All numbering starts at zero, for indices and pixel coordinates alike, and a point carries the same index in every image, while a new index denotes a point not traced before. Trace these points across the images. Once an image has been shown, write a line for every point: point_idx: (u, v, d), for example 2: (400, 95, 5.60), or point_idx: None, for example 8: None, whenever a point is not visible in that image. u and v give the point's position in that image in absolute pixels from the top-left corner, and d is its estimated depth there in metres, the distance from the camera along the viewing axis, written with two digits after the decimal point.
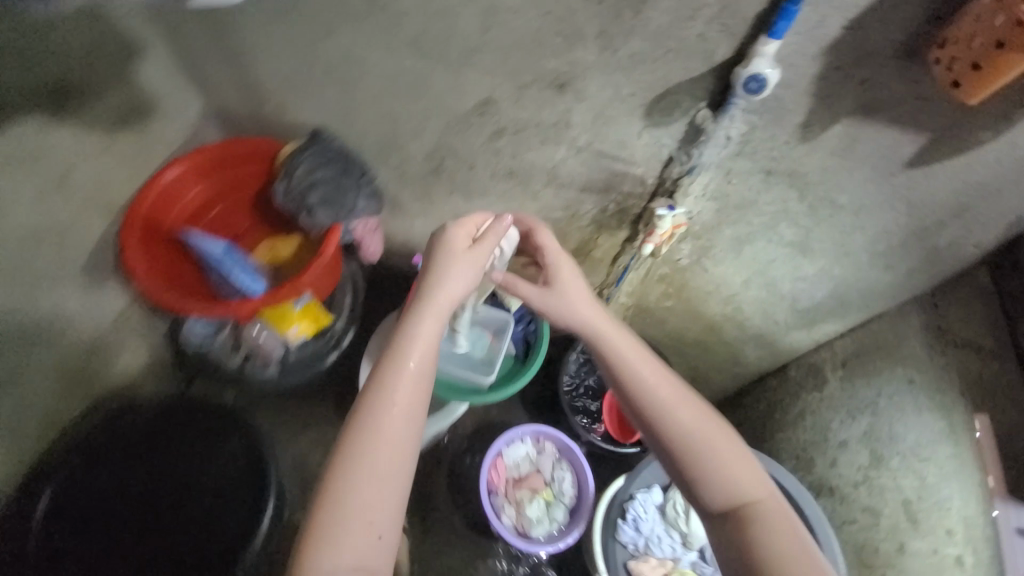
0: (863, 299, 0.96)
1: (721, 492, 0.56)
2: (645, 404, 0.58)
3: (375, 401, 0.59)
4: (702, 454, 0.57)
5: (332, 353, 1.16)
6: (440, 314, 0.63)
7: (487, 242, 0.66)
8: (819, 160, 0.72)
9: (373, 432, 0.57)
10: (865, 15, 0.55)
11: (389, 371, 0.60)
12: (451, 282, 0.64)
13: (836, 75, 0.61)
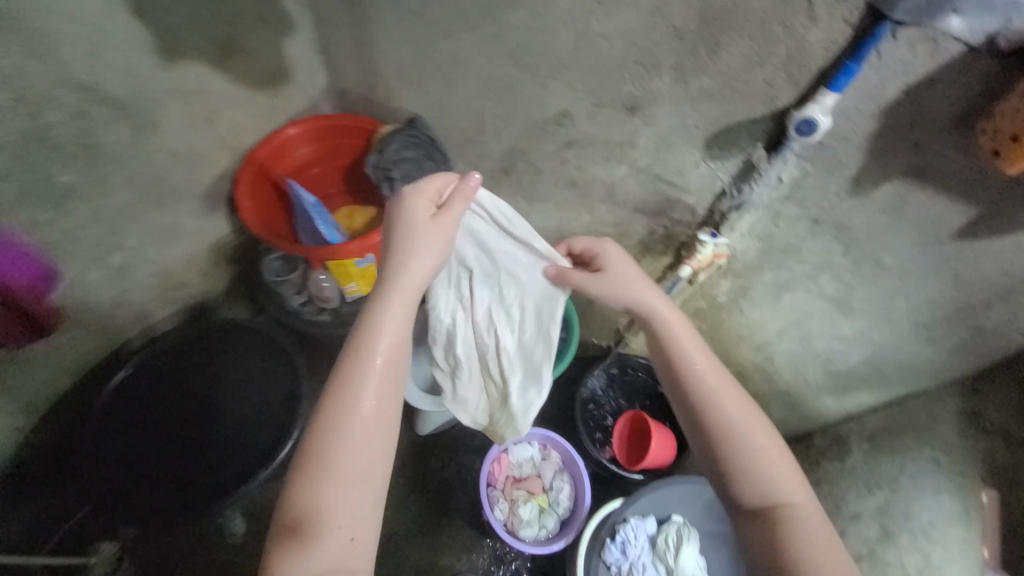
0: (899, 373, 0.94)
1: (761, 484, 0.59)
2: (695, 390, 0.62)
3: (338, 406, 0.63)
4: (747, 444, 0.60)
5: None
6: (405, 301, 0.68)
7: (446, 217, 0.70)
8: (867, 216, 0.75)
9: (342, 440, 0.62)
10: (923, 82, 0.59)
11: (353, 377, 0.64)
12: (418, 264, 0.69)
13: (892, 135, 0.65)
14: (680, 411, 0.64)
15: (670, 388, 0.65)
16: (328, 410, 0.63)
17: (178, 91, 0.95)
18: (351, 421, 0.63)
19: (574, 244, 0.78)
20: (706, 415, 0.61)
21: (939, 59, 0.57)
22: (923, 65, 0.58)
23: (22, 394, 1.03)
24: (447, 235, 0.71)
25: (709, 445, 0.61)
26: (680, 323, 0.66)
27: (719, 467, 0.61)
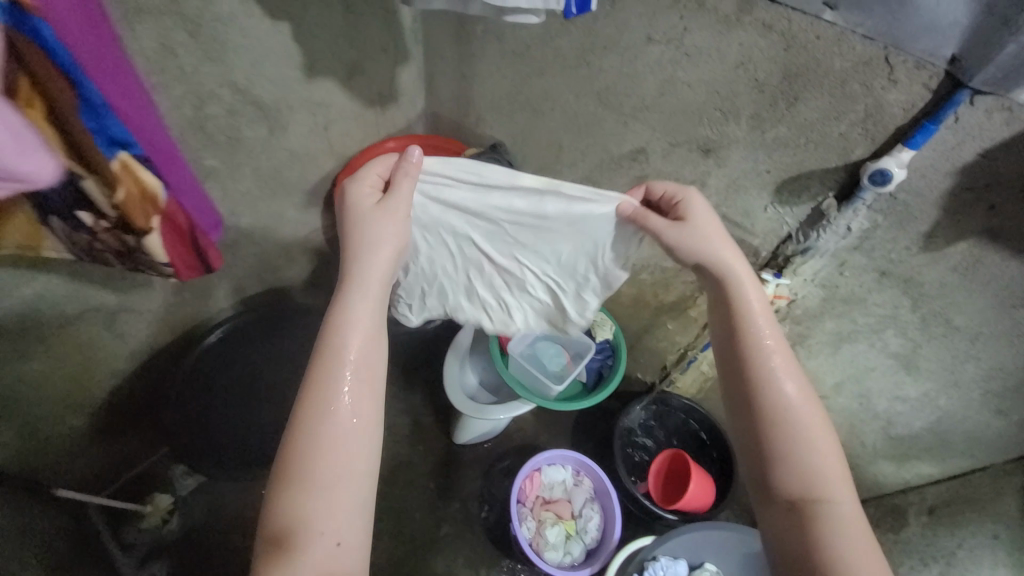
0: (965, 443, 0.90)
1: (802, 480, 0.59)
2: (756, 374, 0.63)
3: (312, 405, 0.59)
4: (797, 434, 0.61)
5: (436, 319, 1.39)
6: (372, 295, 0.67)
7: (394, 205, 0.70)
8: (939, 273, 0.76)
9: (323, 443, 0.58)
10: (1000, 148, 0.62)
11: (328, 375, 0.61)
12: (380, 256, 0.68)
13: (967, 194, 0.68)
14: (734, 392, 0.66)
15: (729, 367, 0.66)
16: (302, 412, 0.60)
17: (309, 101, 1.11)
18: (331, 420, 0.59)
19: (656, 187, 0.75)
20: (761, 399, 0.62)
21: (1017, 126, 0.60)
22: (1000, 131, 0.62)
23: (131, 342, 1.14)
24: (401, 222, 0.70)
25: (756, 426, 0.62)
26: (750, 304, 0.67)
27: (763, 453, 0.62)
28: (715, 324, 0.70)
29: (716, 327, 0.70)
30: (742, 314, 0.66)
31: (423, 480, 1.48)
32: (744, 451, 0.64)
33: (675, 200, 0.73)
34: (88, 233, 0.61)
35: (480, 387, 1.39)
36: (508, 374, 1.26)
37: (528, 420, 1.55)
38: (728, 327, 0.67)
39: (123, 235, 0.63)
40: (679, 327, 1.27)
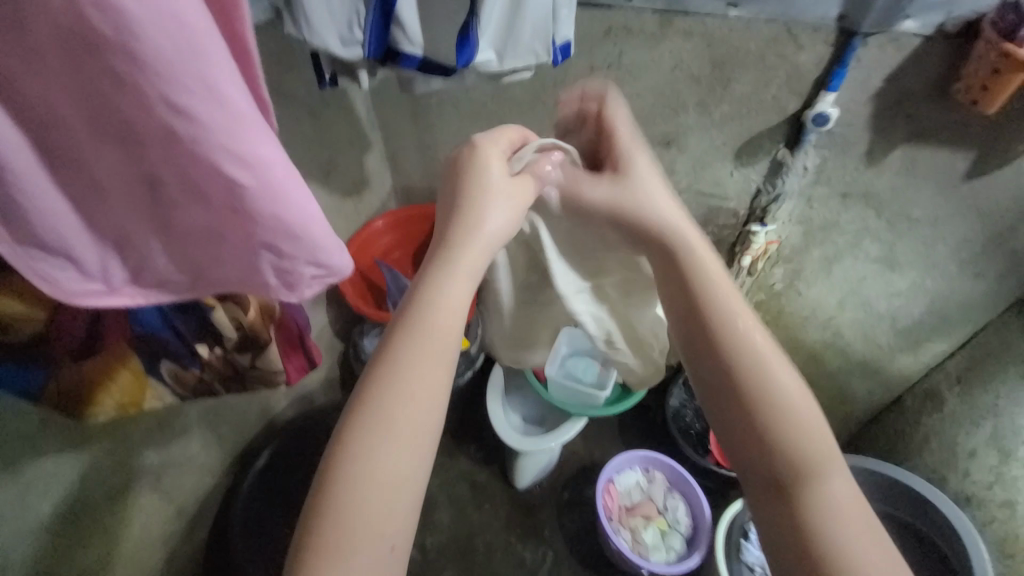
0: (961, 312, 1.05)
1: (777, 456, 0.50)
2: (727, 338, 0.53)
3: (379, 386, 0.45)
4: (771, 404, 0.51)
5: (466, 373, 1.28)
6: (463, 273, 0.51)
7: (487, 173, 0.56)
8: (888, 180, 0.92)
9: (379, 428, 0.44)
10: (899, 71, 0.80)
11: (408, 353, 0.47)
12: (474, 241, 0.52)
13: (885, 113, 0.84)
14: (700, 365, 0.55)
15: (691, 338, 0.56)
16: (369, 387, 0.46)
17: None
18: (396, 404, 0.45)
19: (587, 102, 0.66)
20: (732, 367, 0.52)
21: (906, 51, 0.78)
22: (893, 59, 0.79)
23: (177, 497, 1.07)
24: (496, 204, 0.55)
25: (736, 397, 0.52)
26: (697, 261, 0.57)
27: (735, 428, 0.52)
28: (670, 294, 0.59)
29: (668, 295, 0.59)
30: (698, 281, 0.56)
31: (502, 536, 1.45)
32: (717, 425, 0.54)
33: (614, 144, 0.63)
34: (198, 367, 0.61)
35: (527, 423, 1.41)
36: (552, 399, 1.30)
37: (578, 441, 1.56)
38: (687, 290, 0.57)
39: (237, 356, 0.61)
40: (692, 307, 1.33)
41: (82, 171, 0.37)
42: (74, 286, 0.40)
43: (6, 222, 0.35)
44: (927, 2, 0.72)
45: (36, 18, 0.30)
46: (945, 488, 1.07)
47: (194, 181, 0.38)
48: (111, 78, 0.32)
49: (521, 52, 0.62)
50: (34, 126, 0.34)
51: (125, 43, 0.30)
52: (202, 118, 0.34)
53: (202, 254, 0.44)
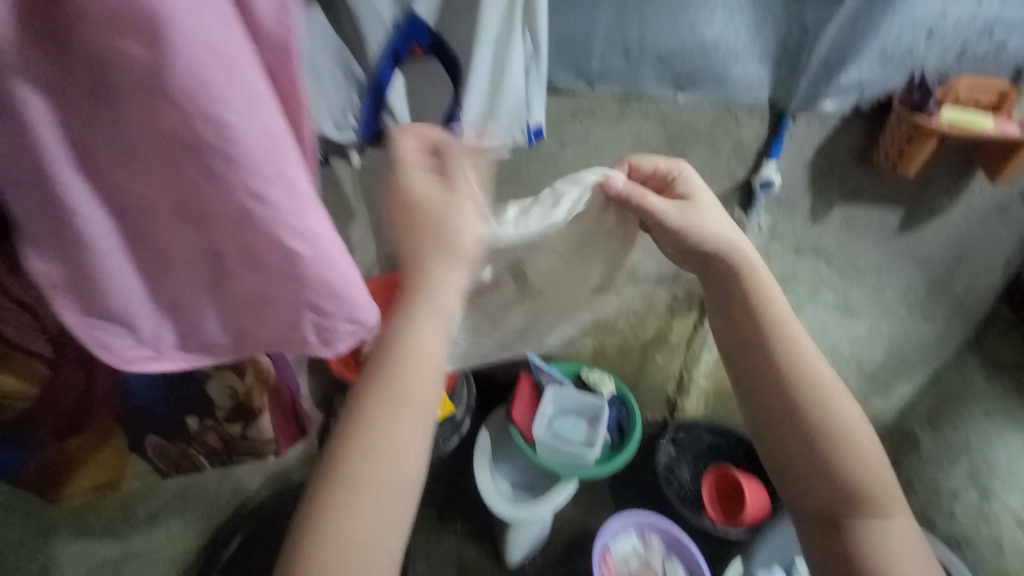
0: (917, 353, 1.13)
1: (840, 496, 0.57)
2: (807, 384, 0.58)
3: (347, 444, 0.48)
4: (844, 450, 0.57)
5: (451, 438, 1.25)
6: (429, 320, 0.51)
7: (453, 195, 0.52)
8: (834, 234, 1.02)
9: (347, 482, 0.47)
10: (827, 142, 0.92)
11: (374, 412, 0.49)
12: (445, 280, 0.51)
13: (821, 177, 0.96)
14: (773, 407, 0.60)
15: (766, 387, 0.60)
16: (338, 447, 0.48)
17: None
18: (365, 460, 0.47)
19: (643, 164, 0.67)
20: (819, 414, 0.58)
21: (829, 125, 0.90)
22: (820, 132, 0.91)
23: None
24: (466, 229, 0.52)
25: (811, 442, 0.57)
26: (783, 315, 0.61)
27: (806, 473, 0.58)
28: (749, 335, 0.62)
29: (738, 322, 0.62)
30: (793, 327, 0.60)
31: None
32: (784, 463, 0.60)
33: (666, 179, 0.66)
34: (184, 441, 0.63)
35: (516, 489, 1.35)
36: (542, 459, 1.26)
37: (570, 507, 1.51)
38: (774, 337, 0.60)
39: (227, 426, 0.62)
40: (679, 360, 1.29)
41: (154, 248, 0.41)
42: (127, 349, 0.44)
43: (85, 296, 0.40)
44: (841, 86, 0.83)
45: (143, 131, 0.34)
46: (934, 530, 1.09)
47: (252, 253, 0.41)
48: (201, 172, 0.36)
49: (501, 132, 0.69)
50: (119, 211, 0.38)
51: (225, 148, 0.35)
52: (275, 203, 0.38)
53: (245, 316, 0.47)
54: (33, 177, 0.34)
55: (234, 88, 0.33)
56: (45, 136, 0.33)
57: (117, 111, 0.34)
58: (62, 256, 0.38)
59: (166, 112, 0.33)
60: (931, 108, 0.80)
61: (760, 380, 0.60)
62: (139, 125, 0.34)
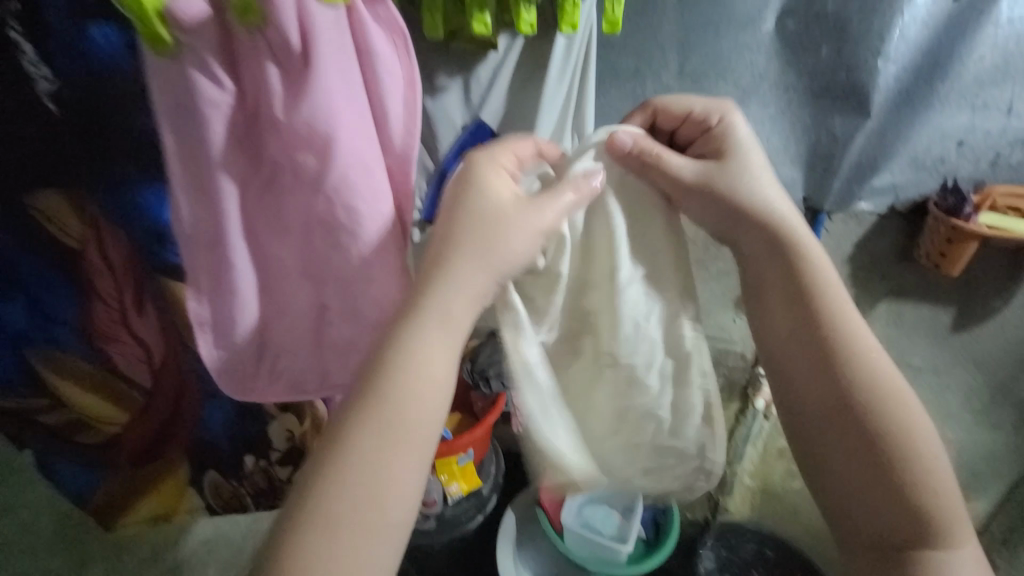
0: (991, 465, 1.04)
1: (888, 521, 0.47)
2: (859, 387, 0.48)
3: (319, 516, 0.39)
4: (897, 463, 0.47)
5: (477, 514, 1.21)
6: (443, 336, 0.44)
7: (492, 199, 0.46)
8: (882, 330, 0.99)
9: (335, 561, 0.39)
10: (866, 239, 0.94)
11: (352, 462, 0.41)
12: (479, 283, 0.45)
13: (862, 273, 0.96)
14: (805, 420, 0.50)
15: (804, 398, 0.50)
16: (330, 477, 0.40)
17: None
18: (350, 524, 0.39)
19: (676, 106, 0.53)
20: (858, 416, 0.48)
21: (866, 224, 0.93)
22: (858, 230, 0.93)
23: None
24: (503, 236, 0.45)
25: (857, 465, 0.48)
26: (824, 293, 0.50)
27: (849, 494, 0.48)
28: (767, 322, 0.52)
29: (776, 295, 0.51)
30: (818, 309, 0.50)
31: None
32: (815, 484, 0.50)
33: (704, 125, 0.52)
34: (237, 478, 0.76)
35: None
36: (569, 545, 1.20)
37: None
38: (804, 332, 0.50)
39: (275, 469, 0.75)
40: (732, 454, 1.17)
41: (277, 299, 0.51)
42: (241, 372, 0.54)
43: (221, 329, 0.51)
44: (875, 188, 0.87)
45: (297, 213, 0.46)
46: None
47: (352, 311, 0.50)
48: (331, 244, 0.46)
49: None
50: (261, 269, 0.49)
51: (353, 229, 0.45)
52: (382, 272, 0.48)
53: (331, 364, 0.54)
54: (212, 242, 0.46)
55: (368, 185, 0.44)
56: (229, 215, 0.45)
57: (280, 199, 0.46)
58: (212, 300, 0.49)
59: (318, 203, 0.44)
60: (967, 212, 0.82)
61: (804, 387, 0.50)
62: (292, 210, 0.46)
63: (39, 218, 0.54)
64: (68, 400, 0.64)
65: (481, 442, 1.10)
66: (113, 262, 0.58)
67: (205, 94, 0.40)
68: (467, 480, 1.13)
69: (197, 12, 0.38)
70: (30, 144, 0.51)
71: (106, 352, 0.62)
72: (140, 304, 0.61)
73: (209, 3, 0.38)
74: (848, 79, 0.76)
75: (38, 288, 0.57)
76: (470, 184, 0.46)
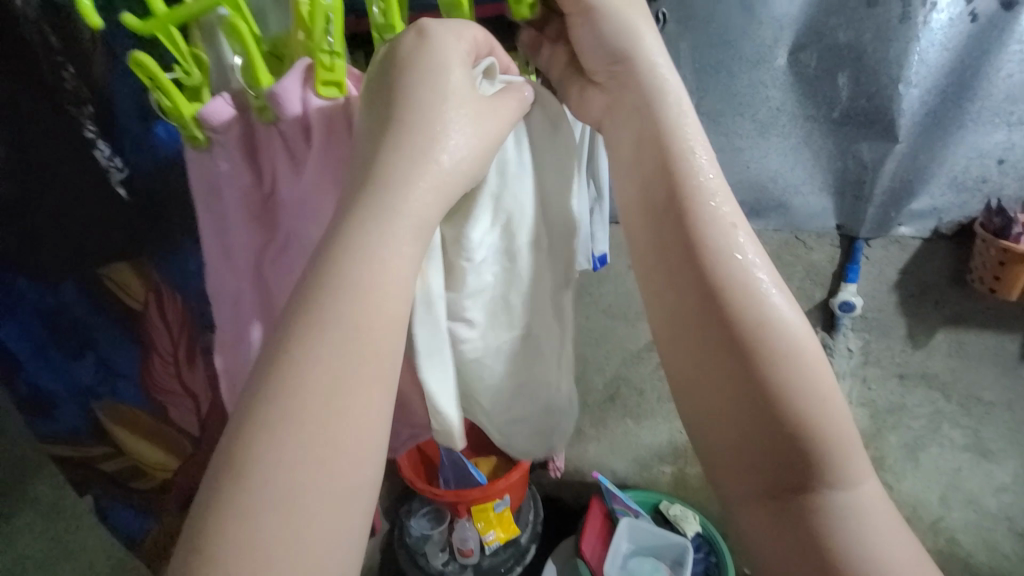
0: None
1: (760, 459, 0.36)
2: (704, 249, 0.38)
3: (266, 444, 0.28)
4: (771, 381, 0.36)
5: (515, 567, 1.16)
6: (403, 229, 0.33)
7: (444, 83, 0.35)
8: (942, 360, 0.92)
9: (272, 519, 0.27)
10: (910, 265, 0.89)
11: (310, 369, 0.29)
12: (419, 180, 0.34)
13: (913, 299, 0.91)
14: (680, 335, 0.39)
15: (663, 262, 0.40)
16: (263, 404, 0.29)
17: None
18: (299, 470, 0.28)
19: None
20: (734, 341, 0.37)
21: (910, 250, 0.88)
22: (902, 256, 0.89)
23: None
24: (434, 126, 0.35)
25: (712, 337, 0.38)
26: (700, 179, 0.40)
27: (725, 432, 0.37)
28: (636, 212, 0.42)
29: (637, 195, 0.42)
30: (687, 198, 0.39)
31: None
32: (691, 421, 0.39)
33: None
34: None
35: None
36: None
37: None
38: (671, 226, 0.40)
39: None
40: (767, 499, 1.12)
41: None
42: None
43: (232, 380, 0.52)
44: (915, 213, 0.84)
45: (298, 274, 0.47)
46: None
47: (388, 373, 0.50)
48: None
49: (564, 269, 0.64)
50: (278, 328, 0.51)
51: None
52: None
53: None
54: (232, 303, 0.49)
55: None
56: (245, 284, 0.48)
57: (289, 262, 0.48)
58: (235, 355, 0.51)
59: None
60: (1016, 233, 0.78)
61: (664, 244, 0.40)
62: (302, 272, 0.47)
63: (110, 285, 0.61)
64: (127, 449, 0.70)
65: (518, 486, 1.08)
66: (169, 321, 0.65)
67: (230, 181, 0.44)
68: (504, 528, 1.09)
69: (222, 115, 0.42)
70: (102, 225, 0.58)
71: (159, 402, 0.69)
72: (190, 359, 0.68)
73: (234, 105, 0.43)
74: (869, 106, 0.75)
75: (106, 348, 0.64)
76: (426, 49, 0.35)
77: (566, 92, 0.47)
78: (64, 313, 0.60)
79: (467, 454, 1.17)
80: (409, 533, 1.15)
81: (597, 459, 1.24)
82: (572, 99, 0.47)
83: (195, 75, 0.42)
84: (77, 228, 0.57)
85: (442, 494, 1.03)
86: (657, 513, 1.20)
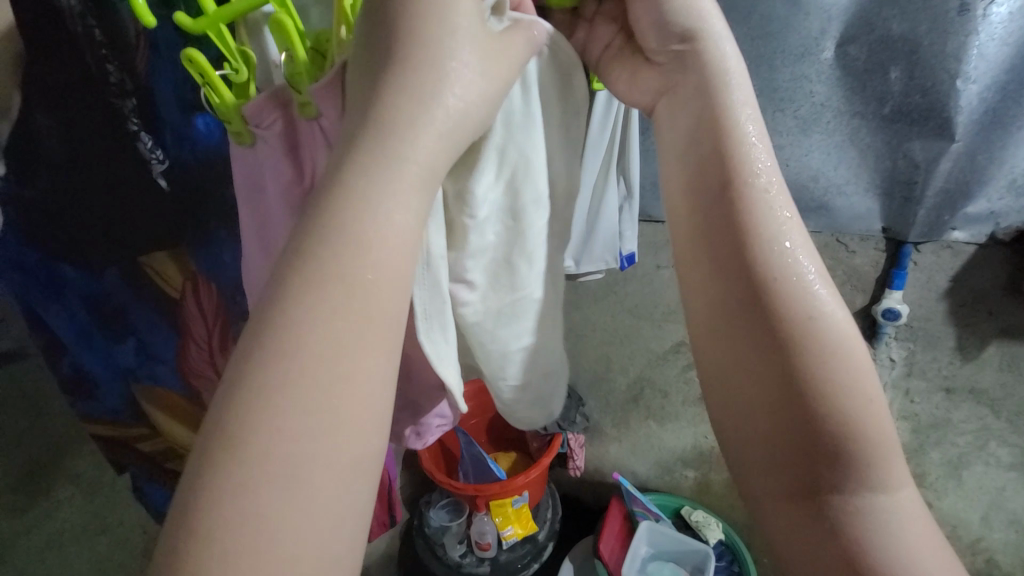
0: None
1: (790, 459, 0.34)
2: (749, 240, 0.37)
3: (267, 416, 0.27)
4: (812, 381, 0.34)
5: (531, 562, 1.16)
6: (407, 188, 0.32)
7: (453, 39, 0.34)
8: (993, 375, 0.87)
9: (276, 492, 0.27)
10: (962, 272, 0.84)
11: (308, 340, 0.28)
12: (423, 138, 0.33)
13: (963, 309, 0.85)
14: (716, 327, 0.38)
15: (700, 251, 0.39)
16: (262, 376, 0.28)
17: None
18: (299, 442, 0.27)
19: None
20: (772, 336, 0.35)
21: (963, 256, 0.83)
22: (953, 262, 0.84)
23: None
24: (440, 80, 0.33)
25: (750, 331, 0.36)
26: (751, 166, 0.38)
27: (760, 432, 0.35)
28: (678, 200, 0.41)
29: (681, 183, 0.40)
30: (735, 188, 0.37)
31: None
32: (717, 415, 0.38)
33: None
34: None
35: None
36: None
37: None
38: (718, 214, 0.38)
39: None
40: None
41: None
42: None
43: None
44: (970, 217, 0.79)
45: None
46: None
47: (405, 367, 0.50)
48: None
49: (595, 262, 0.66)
50: None
51: None
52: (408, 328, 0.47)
53: None
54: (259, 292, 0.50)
55: None
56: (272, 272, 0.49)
57: None
58: None
59: None
60: None
61: (701, 233, 0.39)
62: None
63: (149, 272, 0.64)
64: (162, 429, 0.73)
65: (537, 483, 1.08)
66: (204, 309, 0.70)
67: (273, 177, 0.45)
68: (522, 524, 1.09)
69: (267, 111, 0.42)
70: (141, 212, 0.60)
71: (194, 387, 0.73)
72: (224, 345, 0.73)
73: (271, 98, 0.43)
74: (922, 102, 0.71)
75: (146, 333, 0.67)
76: None
77: (612, 77, 0.45)
78: (107, 298, 0.62)
79: (487, 448, 1.18)
80: (428, 524, 1.16)
81: (617, 459, 1.22)
82: (614, 84, 0.45)
83: (242, 72, 0.42)
84: (121, 217, 0.59)
85: (461, 488, 1.03)
86: (678, 518, 1.18)
